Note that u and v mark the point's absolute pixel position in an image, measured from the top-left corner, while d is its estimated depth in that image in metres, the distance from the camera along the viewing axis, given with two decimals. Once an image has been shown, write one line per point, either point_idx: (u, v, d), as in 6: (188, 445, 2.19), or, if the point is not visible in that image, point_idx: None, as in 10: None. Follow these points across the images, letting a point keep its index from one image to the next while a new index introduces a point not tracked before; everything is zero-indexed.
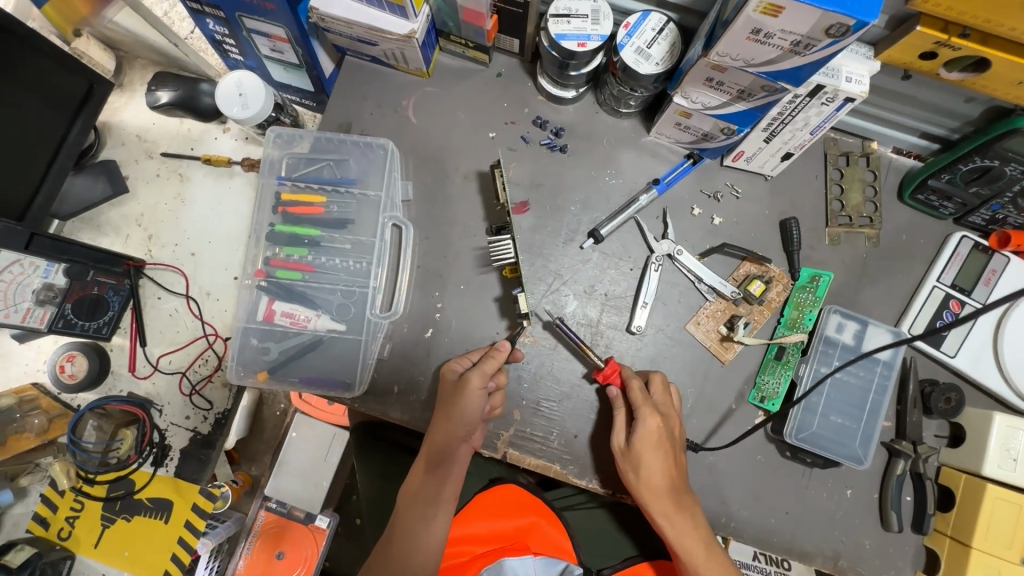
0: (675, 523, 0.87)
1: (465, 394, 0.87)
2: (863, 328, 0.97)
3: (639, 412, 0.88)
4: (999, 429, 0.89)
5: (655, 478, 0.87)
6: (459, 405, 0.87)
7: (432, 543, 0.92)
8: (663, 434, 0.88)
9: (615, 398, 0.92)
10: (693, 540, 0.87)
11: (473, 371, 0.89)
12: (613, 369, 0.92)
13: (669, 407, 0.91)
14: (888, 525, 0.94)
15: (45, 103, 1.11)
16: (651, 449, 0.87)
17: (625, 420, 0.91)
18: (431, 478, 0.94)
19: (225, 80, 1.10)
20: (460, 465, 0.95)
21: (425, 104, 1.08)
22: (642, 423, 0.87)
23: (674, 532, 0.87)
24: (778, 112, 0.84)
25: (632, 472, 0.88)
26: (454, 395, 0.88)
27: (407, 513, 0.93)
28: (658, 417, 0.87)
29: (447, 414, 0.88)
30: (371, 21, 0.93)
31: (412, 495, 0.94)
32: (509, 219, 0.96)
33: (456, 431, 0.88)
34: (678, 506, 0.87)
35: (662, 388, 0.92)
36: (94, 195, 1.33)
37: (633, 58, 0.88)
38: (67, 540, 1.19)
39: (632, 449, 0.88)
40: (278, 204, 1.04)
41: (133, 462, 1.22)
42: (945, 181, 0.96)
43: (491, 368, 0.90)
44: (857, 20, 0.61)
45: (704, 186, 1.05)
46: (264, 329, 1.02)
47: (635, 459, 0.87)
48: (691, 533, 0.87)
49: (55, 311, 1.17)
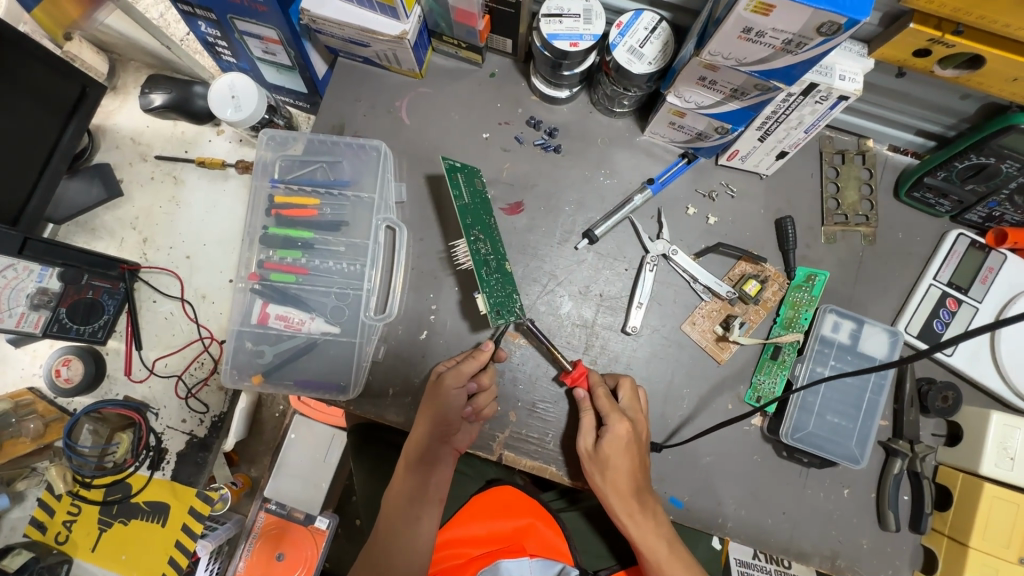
0: (637, 523, 0.88)
1: (445, 396, 0.87)
2: (858, 327, 0.96)
3: (608, 419, 0.87)
4: (997, 427, 0.88)
5: (621, 481, 0.87)
6: (438, 406, 0.88)
7: (419, 543, 0.93)
8: (631, 439, 0.88)
9: (583, 401, 0.92)
10: (655, 539, 0.88)
11: (449, 371, 0.89)
12: (580, 372, 0.92)
13: (637, 411, 0.91)
14: (885, 525, 0.94)
15: (39, 108, 1.10)
16: (619, 453, 0.87)
17: (593, 424, 0.90)
18: (412, 477, 0.95)
19: (218, 83, 1.10)
20: (443, 467, 0.95)
21: (418, 105, 1.07)
22: (610, 428, 0.87)
23: (637, 531, 0.88)
24: (772, 110, 0.84)
25: (599, 475, 0.87)
26: (434, 396, 0.88)
27: (392, 517, 0.94)
28: (627, 422, 0.87)
29: (429, 415, 0.89)
30: (362, 22, 0.93)
31: (395, 496, 0.95)
32: (477, 221, 0.96)
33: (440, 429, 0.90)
34: (642, 507, 0.88)
35: (629, 393, 0.92)
36: (88, 198, 1.33)
37: (625, 58, 0.88)
38: (64, 544, 1.19)
39: (599, 454, 0.88)
40: (271, 206, 1.04)
41: (130, 466, 1.21)
42: (941, 178, 0.95)
43: (471, 368, 0.90)
44: (848, 18, 0.60)
45: (699, 185, 1.04)
46: (258, 332, 1.01)
47: (603, 462, 0.87)
48: (654, 532, 0.88)
49: (50, 316, 1.17)
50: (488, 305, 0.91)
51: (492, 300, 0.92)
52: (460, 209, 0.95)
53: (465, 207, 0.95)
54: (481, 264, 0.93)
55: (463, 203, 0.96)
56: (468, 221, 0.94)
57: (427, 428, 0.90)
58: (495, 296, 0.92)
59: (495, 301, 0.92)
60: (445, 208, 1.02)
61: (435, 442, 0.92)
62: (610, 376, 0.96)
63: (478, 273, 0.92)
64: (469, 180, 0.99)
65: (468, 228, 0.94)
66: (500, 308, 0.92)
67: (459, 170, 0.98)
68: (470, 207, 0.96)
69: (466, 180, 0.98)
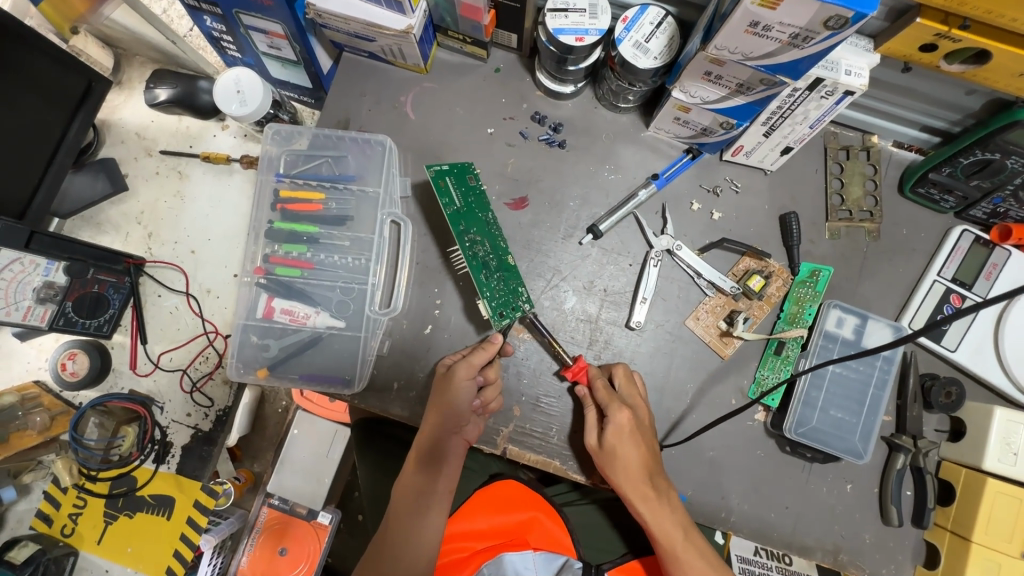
0: (653, 509, 0.87)
1: (455, 389, 0.88)
2: (862, 322, 0.96)
3: (609, 409, 0.88)
4: (999, 423, 0.88)
5: (633, 468, 0.87)
6: (449, 399, 0.88)
7: (428, 537, 0.92)
8: (635, 425, 0.88)
9: (585, 397, 0.92)
10: (670, 524, 0.87)
11: (460, 364, 0.89)
12: (580, 366, 0.93)
13: (635, 397, 0.91)
14: (887, 520, 0.94)
15: (46, 102, 1.11)
16: (625, 442, 0.87)
17: (596, 418, 0.91)
18: (422, 470, 0.95)
19: (224, 78, 1.10)
20: (453, 460, 0.95)
21: (424, 100, 1.07)
22: (612, 418, 0.87)
23: (653, 516, 0.87)
24: (777, 106, 0.84)
25: (610, 465, 0.88)
26: (445, 388, 0.89)
27: (401, 511, 0.94)
28: (627, 410, 0.87)
29: (439, 405, 0.89)
30: (369, 17, 0.93)
31: (404, 490, 0.95)
32: (467, 219, 0.97)
33: (450, 422, 0.90)
34: (658, 491, 0.88)
35: (624, 378, 0.92)
36: (94, 193, 1.33)
37: (631, 52, 0.88)
38: (70, 537, 1.22)
39: (606, 446, 0.88)
40: (277, 201, 1.04)
41: (135, 459, 1.23)
42: (946, 174, 0.95)
43: (480, 360, 0.90)
44: (855, 12, 0.61)
45: (703, 181, 1.04)
46: (263, 326, 1.02)
47: (610, 453, 0.87)
48: (668, 517, 0.87)
49: (55, 309, 1.16)
50: (490, 308, 0.94)
51: (494, 303, 0.94)
52: (452, 215, 0.97)
53: (457, 212, 0.97)
54: (479, 268, 0.95)
55: (456, 208, 0.97)
56: (462, 226, 0.97)
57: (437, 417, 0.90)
58: (497, 297, 0.94)
59: (497, 303, 0.94)
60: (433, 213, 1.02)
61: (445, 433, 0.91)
62: (605, 367, 0.97)
63: (477, 277, 0.94)
64: (459, 180, 0.99)
65: (461, 233, 0.96)
66: (503, 308, 0.94)
67: (447, 173, 0.99)
68: (462, 211, 0.97)
69: (455, 182, 0.99)
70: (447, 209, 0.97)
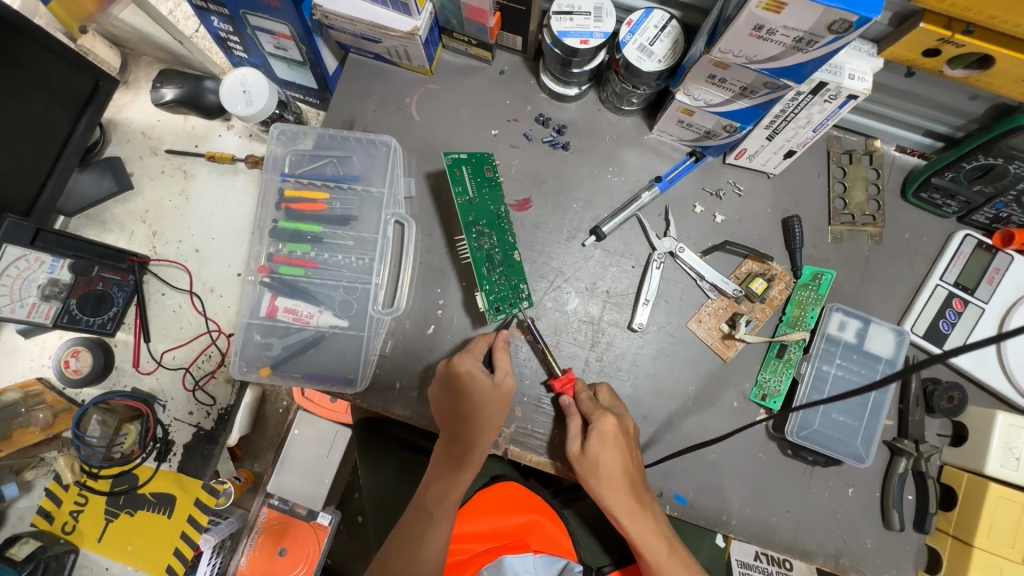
0: (636, 520, 0.87)
1: (505, 400, 0.91)
2: (865, 326, 0.96)
3: (593, 417, 0.87)
4: (1002, 428, 0.88)
5: (614, 477, 0.87)
6: (501, 408, 0.91)
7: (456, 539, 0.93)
8: (619, 432, 0.87)
9: (569, 406, 0.92)
10: (655, 539, 0.88)
11: (502, 373, 0.91)
12: (568, 378, 0.93)
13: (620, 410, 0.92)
14: (889, 524, 0.94)
15: (53, 100, 1.12)
16: (608, 450, 0.86)
17: (580, 426, 0.90)
18: (455, 479, 0.93)
19: (230, 77, 1.11)
20: (475, 472, 0.93)
21: (428, 102, 1.08)
22: (596, 425, 0.86)
23: (636, 531, 0.87)
24: (780, 109, 0.84)
25: (594, 475, 0.87)
26: (496, 400, 0.90)
27: (429, 524, 0.92)
28: (611, 417, 0.87)
29: (486, 417, 0.90)
30: (375, 18, 0.94)
31: (425, 494, 0.94)
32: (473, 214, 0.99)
33: (490, 431, 0.91)
34: (641, 504, 0.88)
35: (609, 397, 0.94)
36: (99, 191, 1.34)
37: (635, 55, 0.88)
38: (71, 534, 1.23)
39: (587, 453, 0.87)
40: (282, 200, 1.05)
41: (137, 457, 1.24)
42: (949, 178, 0.95)
43: (506, 364, 0.92)
44: (859, 16, 0.61)
45: (706, 184, 1.05)
46: (267, 324, 1.02)
47: (592, 461, 0.87)
48: (653, 530, 0.88)
49: (60, 307, 1.17)
50: (486, 302, 0.96)
51: (491, 297, 0.96)
52: (464, 206, 0.99)
53: (469, 203, 0.99)
54: (483, 261, 0.97)
55: (468, 198, 0.99)
56: (472, 218, 0.98)
57: (469, 425, 0.90)
58: (495, 292, 0.97)
59: (494, 297, 0.96)
60: (445, 203, 1.03)
61: (479, 444, 0.91)
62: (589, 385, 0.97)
63: (479, 270, 0.97)
64: (476, 171, 1.01)
65: (470, 225, 0.98)
66: (499, 304, 0.96)
67: (464, 163, 1.01)
68: (470, 204, 0.99)
69: (471, 172, 1.01)
70: (460, 197, 0.99)
